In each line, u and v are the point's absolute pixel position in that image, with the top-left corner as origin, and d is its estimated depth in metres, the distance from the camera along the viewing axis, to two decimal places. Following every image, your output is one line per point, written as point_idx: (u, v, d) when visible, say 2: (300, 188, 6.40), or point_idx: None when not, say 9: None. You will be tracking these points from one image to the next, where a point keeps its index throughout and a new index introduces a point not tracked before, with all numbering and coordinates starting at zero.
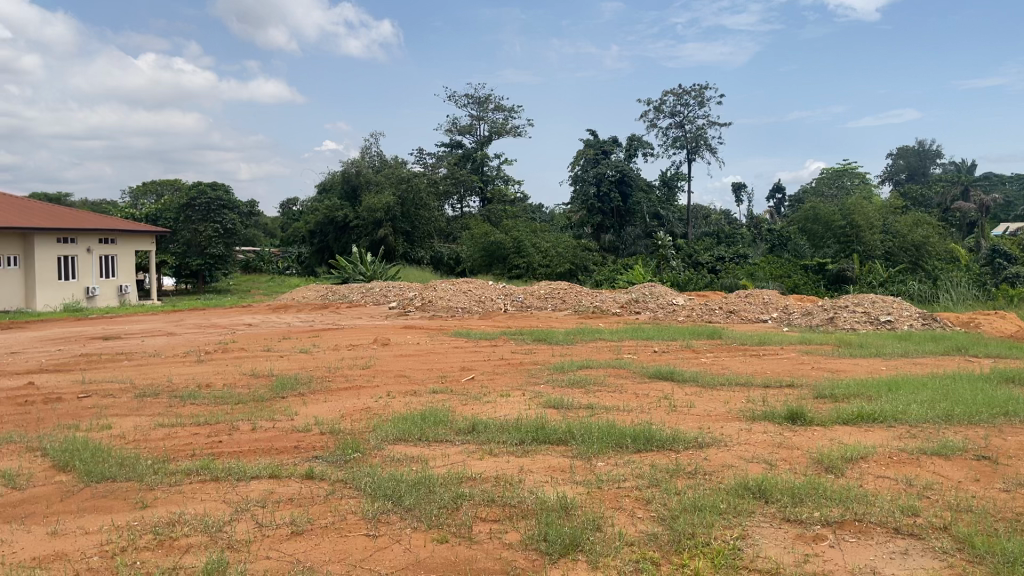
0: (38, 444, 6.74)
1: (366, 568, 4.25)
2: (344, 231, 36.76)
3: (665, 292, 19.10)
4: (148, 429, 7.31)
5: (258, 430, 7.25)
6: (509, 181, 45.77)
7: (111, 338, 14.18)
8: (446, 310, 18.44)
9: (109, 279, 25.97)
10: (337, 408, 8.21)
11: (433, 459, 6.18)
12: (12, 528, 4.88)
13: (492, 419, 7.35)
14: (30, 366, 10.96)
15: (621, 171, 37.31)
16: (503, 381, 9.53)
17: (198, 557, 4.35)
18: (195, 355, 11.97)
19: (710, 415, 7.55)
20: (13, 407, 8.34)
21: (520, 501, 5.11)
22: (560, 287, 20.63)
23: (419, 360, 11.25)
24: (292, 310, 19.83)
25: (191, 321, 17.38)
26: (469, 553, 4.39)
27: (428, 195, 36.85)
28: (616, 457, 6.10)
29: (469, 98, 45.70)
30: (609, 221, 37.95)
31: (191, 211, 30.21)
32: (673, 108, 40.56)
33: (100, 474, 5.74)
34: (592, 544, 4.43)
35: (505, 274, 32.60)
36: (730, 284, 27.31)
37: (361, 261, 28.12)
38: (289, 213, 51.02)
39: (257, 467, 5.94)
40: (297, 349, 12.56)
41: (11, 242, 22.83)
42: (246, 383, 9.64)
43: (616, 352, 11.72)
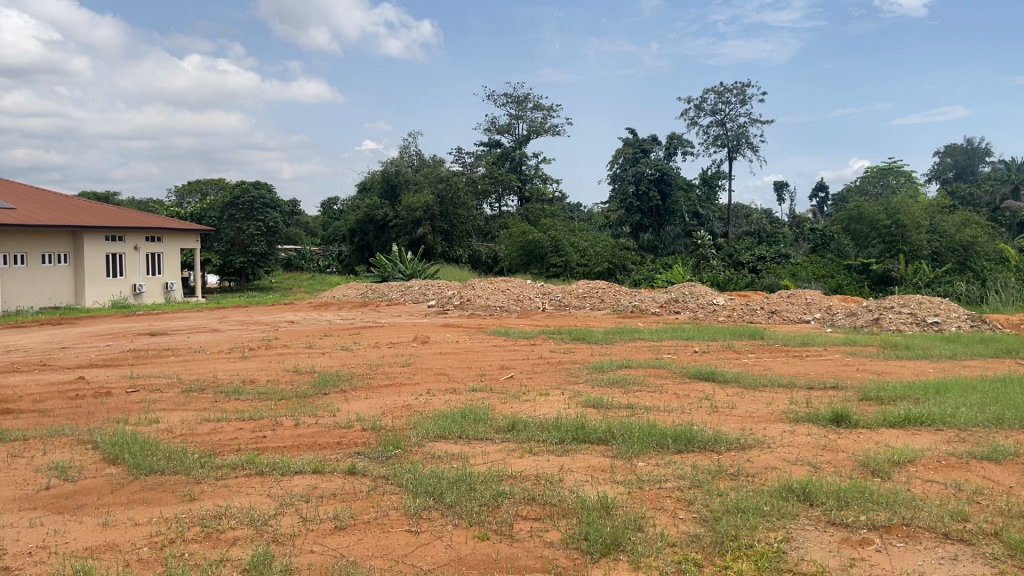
0: (89, 437, 6.92)
1: (408, 564, 4.29)
2: (383, 230, 37.13)
3: (706, 292, 18.92)
4: (195, 424, 7.45)
5: (301, 426, 7.34)
6: (547, 180, 45.75)
7: (158, 334, 14.47)
8: (485, 309, 18.50)
9: (155, 277, 26.49)
10: (378, 405, 8.29)
11: (473, 457, 6.20)
12: (65, 518, 5.01)
13: (531, 417, 7.37)
14: (80, 361, 11.24)
15: (661, 170, 36.98)
16: (543, 380, 9.53)
17: (244, 550, 4.43)
18: (238, 351, 12.16)
19: (752, 417, 7.47)
20: (65, 400, 8.56)
21: (561, 500, 5.11)
22: (599, 287, 20.55)
23: (458, 358, 11.30)
24: (333, 308, 20.04)
25: (235, 318, 17.65)
26: (511, 551, 4.41)
27: (466, 194, 37.04)
28: (657, 458, 6.08)
29: (508, 97, 45.79)
30: (648, 221, 37.70)
31: (235, 210, 30.72)
32: (714, 106, 40.23)
33: (148, 467, 5.87)
34: (633, 544, 4.41)
35: (543, 274, 32.57)
36: (771, 284, 27.02)
37: (400, 259, 28.36)
38: (329, 212, 51.60)
39: (301, 462, 6.03)
40: (338, 346, 12.70)
41: (61, 240, 23.40)
42: (289, 380, 9.77)
43: (656, 352, 11.64)
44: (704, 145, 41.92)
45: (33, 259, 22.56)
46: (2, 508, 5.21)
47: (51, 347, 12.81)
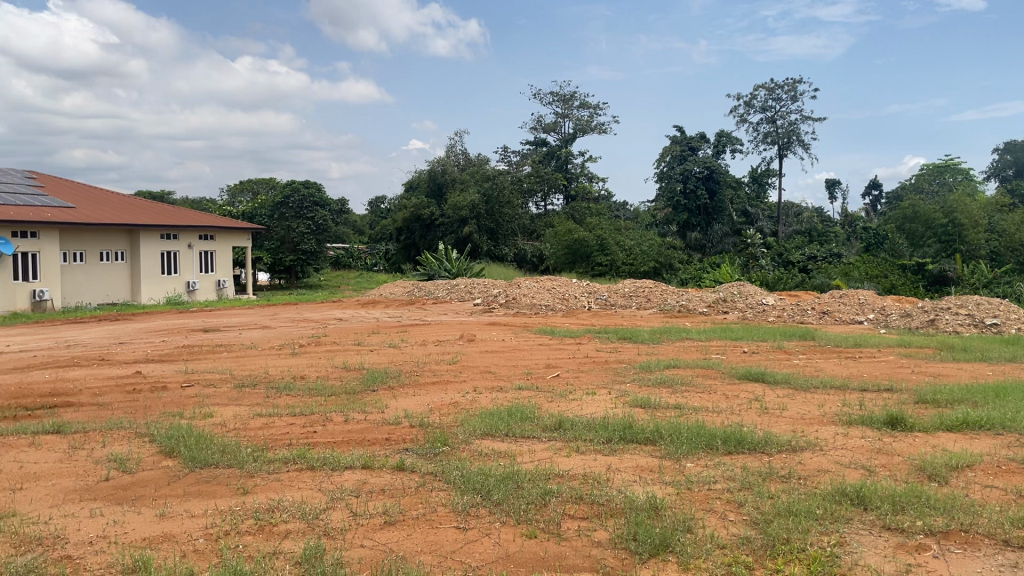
0: (146, 430, 7.10)
1: (457, 559, 4.32)
2: (429, 229, 37.38)
3: (755, 292, 18.66)
4: (248, 419, 7.60)
5: (350, 422, 7.44)
6: (593, 178, 45.57)
7: (211, 330, 14.78)
8: (531, 308, 18.53)
9: (207, 275, 27.05)
10: (425, 402, 8.34)
11: (520, 455, 6.22)
12: (123, 509, 5.15)
13: (578, 416, 7.35)
14: (137, 356, 11.54)
15: (709, 167, 36.52)
16: (589, 380, 9.50)
17: (296, 544, 4.50)
18: (289, 348, 12.36)
19: (803, 419, 7.34)
20: (123, 394, 8.80)
21: (607, 500, 5.10)
22: (646, 286, 20.40)
23: (504, 357, 11.33)
24: (380, 306, 20.24)
25: (286, 315, 17.94)
26: (558, 550, 4.41)
27: (512, 193, 37.12)
28: (706, 459, 6.02)
29: (554, 95, 45.85)
30: (696, 220, 37.31)
31: (285, 209, 31.21)
32: (765, 103, 39.69)
33: (203, 460, 6.01)
34: (683, 545, 4.37)
35: (588, 273, 32.44)
36: (822, 284, 26.51)
37: (446, 257, 28.53)
38: (377, 211, 52.14)
39: (351, 458, 6.11)
40: (385, 344, 12.81)
41: (118, 237, 24.00)
42: (339, 376, 9.90)
43: (704, 352, 11.53)
44: (754, 143, 41.39)
45: (92, 257, 23.19)
46: (65, 498, 5.38)
47: (109, 342, 13.19)
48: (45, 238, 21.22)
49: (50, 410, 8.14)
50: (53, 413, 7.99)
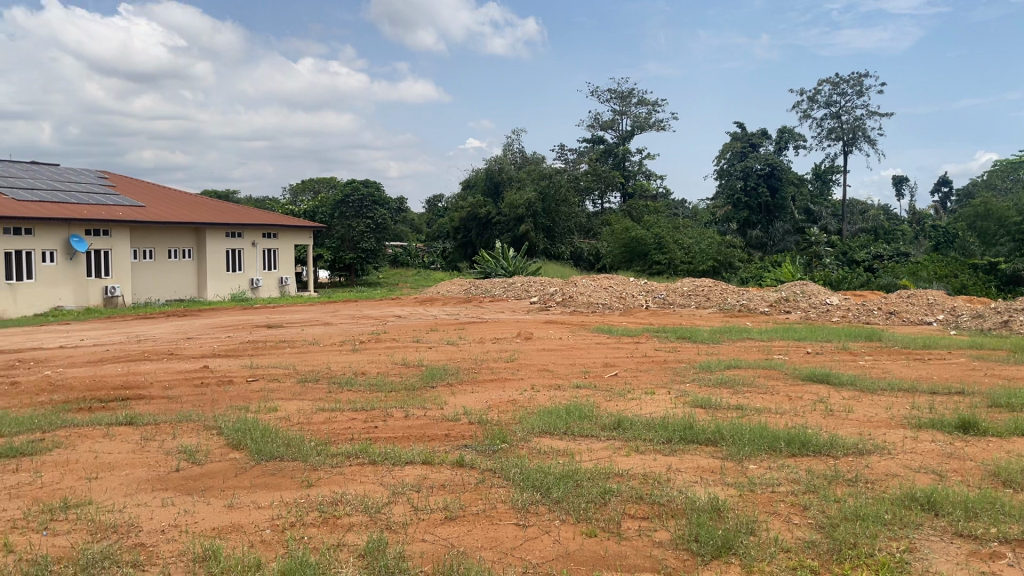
0: (214, 423, 7.30)
1: (517, 556, 4.34)
2: (486, 227, 37.54)
3: (818, 292, 18.27)
4: (311, 413, 7.75)
5: (410, 417, 7.53)
6: (651, 176, 45.18)
7: (274, 327, 15.10)
8: (588, 306, 18.48)
9: (271, 272, 27.65)
10: (484, 399, 8.38)
11: (579, 453, 6.22)
12: (194, 499, 5.31)
13: (637, 416, 7.29)
14: (204, 351, 11.86)
15: (770, 164, 35.85)
16: (648, 379, 9.41)
17: (360, 536, 4.58)
18: (349, 344, 12.57)
19: (870, 421, 7.17)
20: (192, 388, 9.06)
21: (668, 500, 5.06)
22: (705, 284, 20.17)
23: (562, 355, 11.33)
24: (438, 303, 20.41)
25: (345, 312, 18.23)
26: (619, 549, 4.39)
27: (569, 192, 37.13)
28: (769, 461, 5.92)
29: (612, 92, 45.59)
30: (757, 217, 36.72)
31: (345, 207, 31.71)
32: (829, 98, 38.84)
33: (269, 453, 6.15)
34: (745, 548, 4.31)
35: (645, 271, 32.19)
36: (888, 284, 25.84)
37: (503, 256, 28.60)
38: (434, 210, 52.60)
39: (412, 453, 6.18)
40: (443, 341, 12.91)
41: (185, 236, 24.69)
42: (398, 373, 10.02)
43: (766, 352, 11.35)
44: (817, 139, 40.55)
45: (160, 254, 23.90)
46: (138, 488, 5.56)
47: (177, 337, 13.58)
48: (117, 236, 21.93)
49: (123, 402, 8.42)
50: (126, 405, 8.27)
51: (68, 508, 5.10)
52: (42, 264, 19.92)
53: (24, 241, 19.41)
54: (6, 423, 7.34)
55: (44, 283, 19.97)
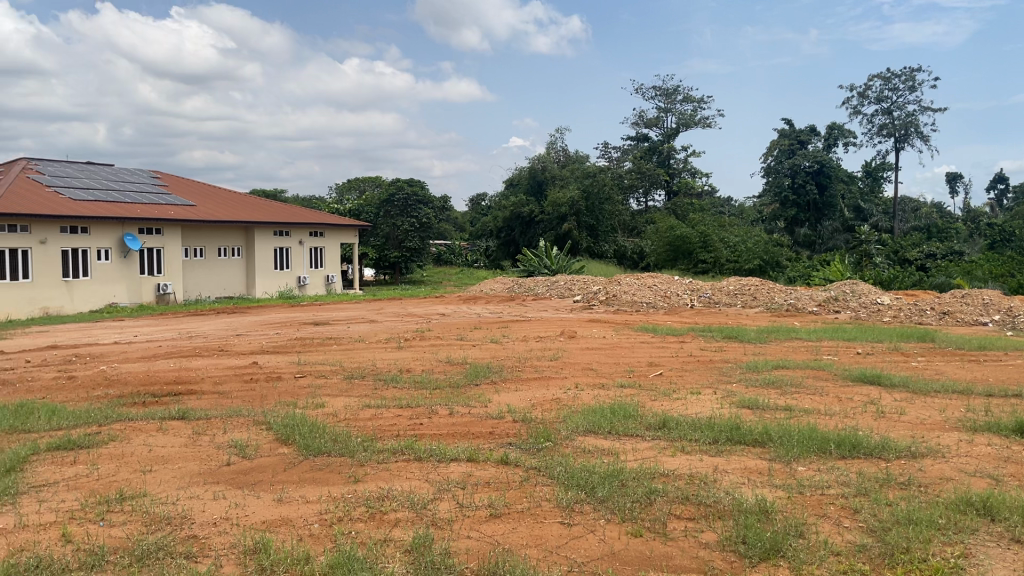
0: (263, 418, 7.44)
1: (562, 555, 4.33)
2: (530, 226, 37.54)
3: (868, 292, 17.91)
4: (358, 409, 7.86)
5: (455, 415, 7.58)
6: (697, 174, 44.70)
7: (321, 324, 15.32)
8: (632, 305, 18.40)
9: (317, 270, 28.02)
10: (528, 398, 8.39)
11: (624, 453, 6.19)
12: (245, 492, 5.41)
13: (683, 416, 7.22)
14: (253, 347, 12.08)
15: (819, 162, 35.16)
16: (693, 379, 9.32)
17: (406, 532, 4.63)
18: (395, 341, 12.67)
19: (924, 424, 7.01)
20: (241, 383, 9.23)
21: (715, 501, 5.01)
22: (751, 283, 19.91)
23: (606, 354, 11.29)
24: (482, 301, 20.47)
25: (391, 309, 18.38)
26: (665, 549, 4.36)
27: (613, 190, 37.00)
28: (819, 463, 5.82)
29: (657, 89, 45.26)
30: (805, 216, 36.18)
31: (390, 206, 32.00)
32: (881, 94, 38.05)
33: (316, 449, 6.24)
34: (795, 551, 4.26)
35: (690, 270, 31.87)
36: (941, 283, 25.24)
37: (546, 254, 28.58)
38: (478, 209, 52.79)
39: (457, 450, 6.22)
40: (487, 339, 12.96)
41: (234, 234, 25.16)
42: (442, 370, 10.09)
43: (814, 352, 11.18)
44: (868, 135, 39.73)
45: (211, 252, 24.40)
46: (190, 481, 5.69)
47: (227, 334, 13.86)
48: (169, 234, 22.43)
49: (176, 397, 8.62)
50: (178, 400, 8.47)
51: (124, 499, 5.24)
52: (97, 262, 20.45)
53: (80, 239, 19.94)
54: (64, 416, 7.57)
55: (99, 281, 20.52)
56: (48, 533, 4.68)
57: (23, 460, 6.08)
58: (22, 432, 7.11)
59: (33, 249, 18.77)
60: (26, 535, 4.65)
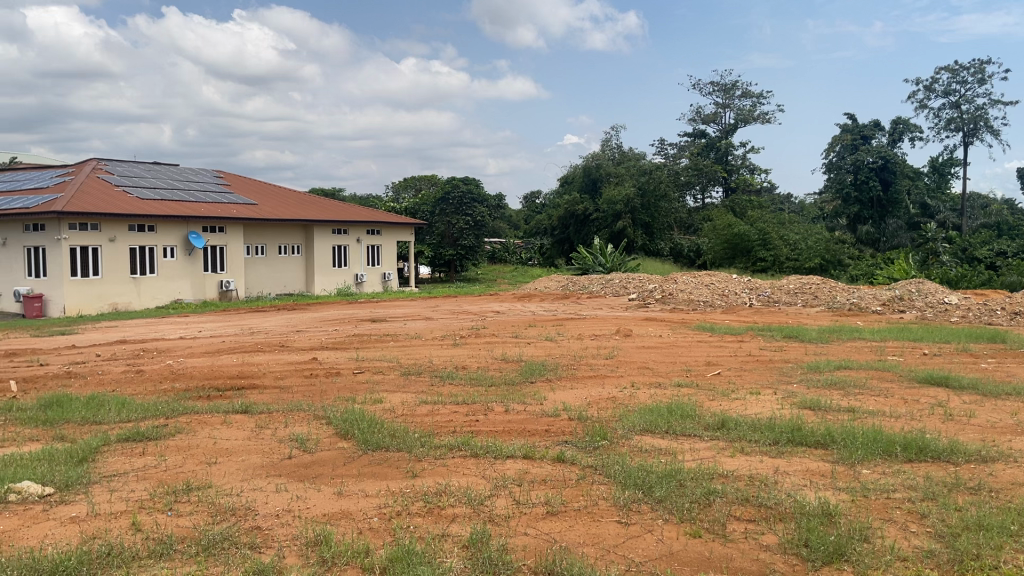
0: (323, 413, 7.57)
1: (620, 554, 4.31)
2: (585, 224, 37.38)
3: (935, 291, 17.41)
4: (415, 405, 7.93)
5: (510, 412, 7.60)
6: (755, 170, 43.99)
7: (378, 321, 15.52)
8: (689, 303, 18.20)
9: (374, 267, 28.34)
10: (583, 396, 8.37)
11: (682, 453, 6.12)
12: (306, 486, 5.51)
13: (742, 416, 7.13)
14: (313, 343, 12.29)
15: (883, 157, 34.25)
16: (753, 379, 9.17)
17: (463, 527, 4.66)
18: (450, 338, 12.77)
19: (994, 428, 6.76)
20: (302, 378, 9.41)
21: (777, 503, 4.92)
22: (813, 282, 19.50)
23: (663, 353, 11.19)
24: (537, 299, 20.48)
25: (446, 307, 18.51)
26: (724, 551, 4.31)
27: (669, 187, 36.65)
28: (884, 466, 5.68)
29: (715, 85, 44.66)
30: (868, 212, 35.33)
31: (445, 204, 32.20)
32: (948, 87, 36.92)
33: (375, 443, 6.33)
34: (858, 555, 4.16)
35: (749, 268, 31.34)
36: (1012, 283, 24.32)
37: (601, 251, 28.44)
38: (533, 207, 52.83)
39: (513, 448, 6.24)
40: (542, 337, 12.95)
41: (294, 232, 25.64)
42: (497, 367, 10.11)
43: (878, 353, 10.91)
44: (935, 129, 38.54)
45: (271, 250, 24.94)
46: (253, 473, 5.82)
47: (287, 330, 14.14)
48: (232, 232, 22.97)
49: (239, 391, 8.84)
50: (241, 394, 8.68)
51: (190, 490, 5.39)
52: (163, 259, 21.07)
53: (147, 237, 20.57)
54: (133, 409, 7.81)
55: (165, 277, 21.12)
56: (119, 522, 4.84)
57: (95, 451, 6.31)
58: (94, 423, 7.38)
59: (102, 247, 19.43)
60: (97, 524, 4.82)
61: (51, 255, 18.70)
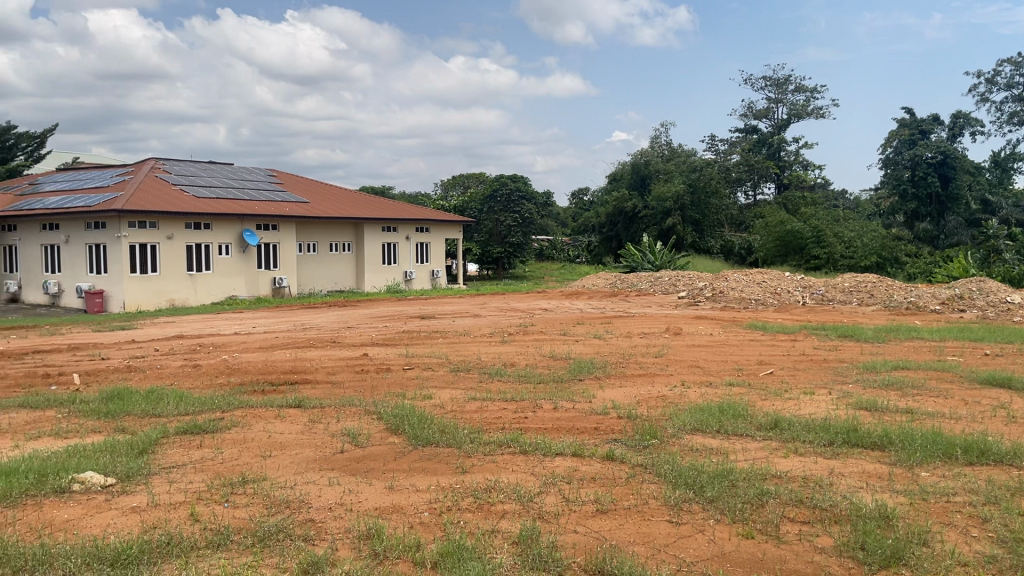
0: (373, 408, 7.66)
1: (671, 553, 4.28)
2: (633, 221, 37.14)
3: (998, 289, 16.88)
4: (464, 401, 7.98)
5: (559, 409, 7.60)
6: (808, 166, 43.14)
7: (427, 317, 15.64)
8: (740, 302, 17.95)
9: (423, 265, 28.53)
10: (632, 394, 8.31)
11: (734, 453, 6.04)
12: (357, 479, 5.59)
13: (796, 416, 7.01)
14: (364, 339, 12.44)
15: (943, 152, 33.32)
16: (807, 379, 9.00)
17: (513, 524, 4.67)
18: (498, 335, 12.80)
19: None
20: (353, 374, 9.54)
21: (832, 505, 4.83)
22: (869, 280, 19.08)
23: (714, 352, 11.06)
24: (585, 297, 20.44)
25: (494, 304, 18.57)
26: (777, 553, 4.25)
27: (719, 183, 36.19)
28: (943, 469, 5.53)
29: (767, 80, 43.96)
30: (926, 209, 34.43)
31: (493, 202, 32.28)
32: (1011, 79, 35.78)
33: (425, 439, 6.38)
34: (917, 559, 4.07)
35: (802, 266, 30.68)
36: None
37: (649, 248, 28.27)
38: (581, 203, 52.69)
39: (562, 445, 6.23)
40: (591, 335, 12.91)
41: (345, 230, 25.99)
42: (546, 365, 10.11)
43: (937, 353, 10.62)
44: (997, 123, 37.36)
45: (323, 248, 25.32)
46: (307, 466, 5.92)
47: (338, 326, 14.33)
48: (284, 230, 23.36)
49: (292, 386, 9.00)
50: (294, 389, 8.83)
51: (246, 483, 5.50)
52: (219, 256, 21.53)
53: (203, 235, 21.04)
54: (191, 402, 8.01)
55: (220, 274, 21.57)
56: (178, 513, 4.96)
57: (155, 442, 6.48)
58: (153, 416, 7.58)
59: (160, 244, 19.93)
60: (158, 514, 4.95)
61: (111, 252, 19.24)
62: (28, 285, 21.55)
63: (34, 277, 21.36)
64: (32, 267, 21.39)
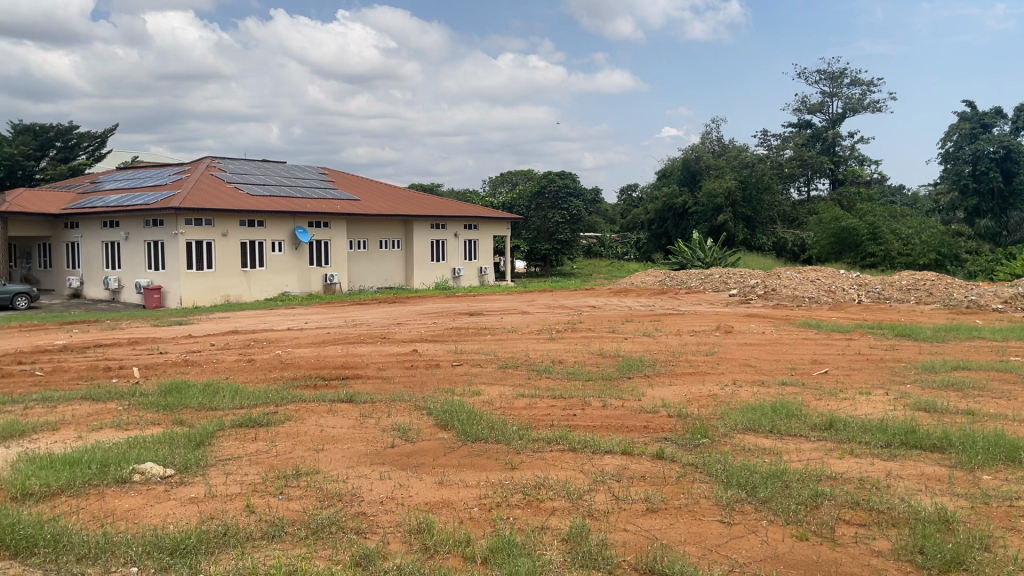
0: (423, 404, 7.73)
1: (722, 553, 4.23)
2: (683, 218, 36.79)
3: None
4: (512, 398, 7.99)
5: (608, 408, 7.56)
6: (864, 161, 42.22)
7: (476, 314, 15.69)
8: (793, 299, 17.65)
9: (472, 261, 28.64)
10: (682, 393, 8.23)
11: (787, 453, 5.95)
12: (408, 474, 5.64)
13: (851, 416, 6.88)
14: (413, 335, 12.55)
15: (1006, 146, 32.38)
16: (863, 379, 8.81)
17: (562, 521, 4.67)
18: (547, 332, 12.80)
19: None
20: (402, 370, 9.63)
21: (889, 507, 4.73)
22: (927, 278, 18.58)
23: (766, 350, 10.90)
24: (634, 294, 20.29)
25: (542, 301, 18.55)
26: (833, 555, 4.17)
27: (771, 178, 35.63)
28: (1006, 473, 5.36)
29: (822, 73, 43.07)
30: (988, 205, 33.40)
31: (542, 199, 32.29)
32: None
33: (474, 435, 6.41)
34: (979, 564, 3.95)
35: (857, 263, 30.10)
36: None
37: (700, 246, 27.98)
38: (630, 200, 52.28)
39: (611, 443, 6.20)
40: (640, 333, 12.82)
41: (394, 227, 26.23)
42: (595, 362, 10.08)
43: (999, 353, 10.31)
44: None
45: (372, 245, 25.59)
46: (358, 460, 6.00)
47: (388, 322, 14.46)
48: (335, 228, 23.69)
49: (343, 381, 9.11)
50: (345, 384, 8.95)
51: (299, 476, 5.59)
52: (272, 253, 21.91)
53: (256, 232, 21.43)
54: (245, 395, 8.18)
55: (273, 271, 21.95)
56: (235, 504, 5.08)
57: (210, 435, 6.63)
58: (210, 409, 7.76)
59: (215, 241, 20.37)
60: (215, 504, 5.07)
61: (169, 248, 19.73)
62: (89, 280, 22.21)
63: (95, 273, 22.01)
64: (94, 263, 22.04)
